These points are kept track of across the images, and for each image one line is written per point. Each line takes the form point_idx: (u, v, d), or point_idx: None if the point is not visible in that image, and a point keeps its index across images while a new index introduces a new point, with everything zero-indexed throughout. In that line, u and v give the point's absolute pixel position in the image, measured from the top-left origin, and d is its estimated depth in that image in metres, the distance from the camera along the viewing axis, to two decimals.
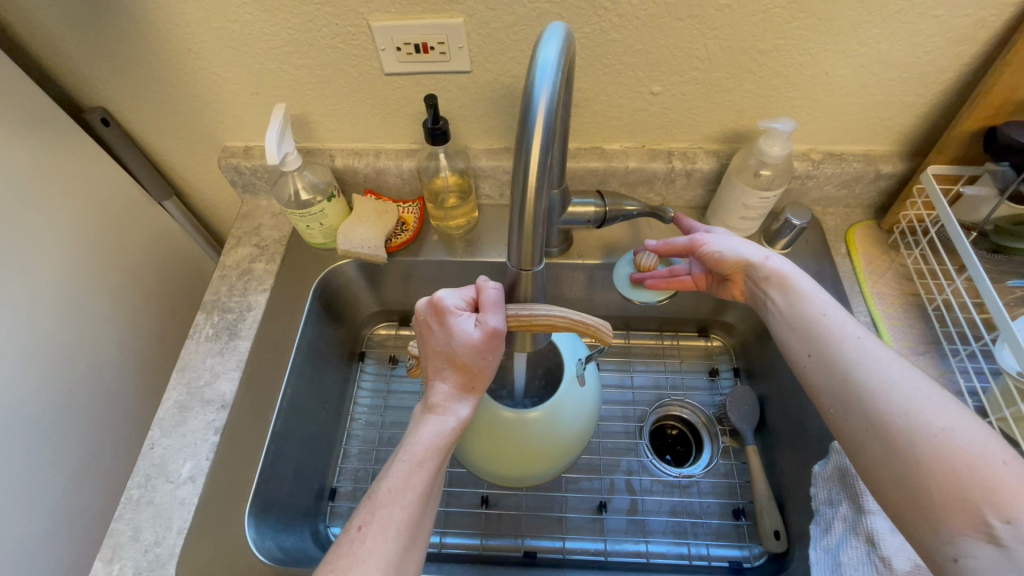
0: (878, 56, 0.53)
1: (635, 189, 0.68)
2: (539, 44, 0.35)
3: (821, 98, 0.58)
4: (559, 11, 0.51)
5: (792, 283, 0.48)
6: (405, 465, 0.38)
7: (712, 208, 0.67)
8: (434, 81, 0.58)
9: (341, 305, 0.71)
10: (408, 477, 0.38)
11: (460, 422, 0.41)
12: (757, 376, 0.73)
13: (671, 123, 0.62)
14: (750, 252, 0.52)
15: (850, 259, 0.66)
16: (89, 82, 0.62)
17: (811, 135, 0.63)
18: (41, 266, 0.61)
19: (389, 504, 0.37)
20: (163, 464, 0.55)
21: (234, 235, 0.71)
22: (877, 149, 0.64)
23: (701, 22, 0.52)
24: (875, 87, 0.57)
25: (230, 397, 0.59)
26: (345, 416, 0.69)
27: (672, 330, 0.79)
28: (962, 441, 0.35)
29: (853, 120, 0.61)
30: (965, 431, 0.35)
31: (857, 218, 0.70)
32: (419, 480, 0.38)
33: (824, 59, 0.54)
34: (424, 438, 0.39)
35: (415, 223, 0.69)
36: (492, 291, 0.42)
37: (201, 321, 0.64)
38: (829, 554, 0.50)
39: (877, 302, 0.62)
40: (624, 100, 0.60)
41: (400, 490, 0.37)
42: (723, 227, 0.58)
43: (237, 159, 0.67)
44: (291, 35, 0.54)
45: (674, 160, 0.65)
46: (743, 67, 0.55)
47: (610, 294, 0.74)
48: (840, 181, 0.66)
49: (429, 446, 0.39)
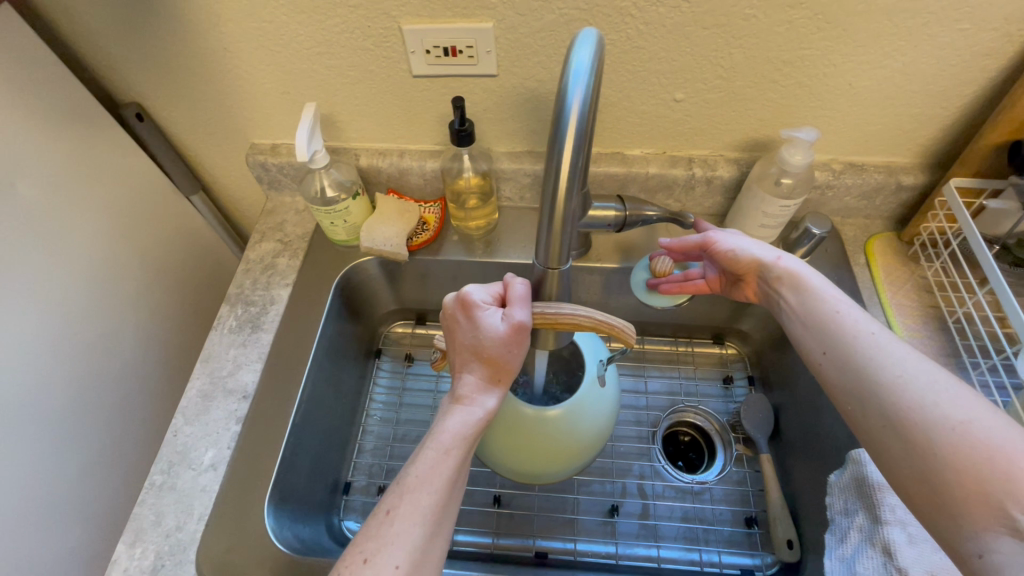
0: (902, 68, 0.54)
1: (653, 195, 0.69)
2: (572, 49, 0.35)
3: (843, 109, 0.59)
4: (587, 18, 0.52)
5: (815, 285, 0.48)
6: (432, 452, 0.38)
7: (732, 215, 0.67)
8: (461, 83, 0.59)
9: (360, 302, 0.73)
10: (436, 464, 0.38)
11: (486, 413, 0.41)
12: (772, 384, 0.73)
13: (693, 130, 0.63)
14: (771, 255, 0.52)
15: (869, 269, 0.66)
16: (125, 78, 0.63)
17: (832, 146, 0.63)
18: (72, 254, 0.63)
19: (419, 490, 0.37)
20: (186, 451, 0.56)
21: (258, 230, 0.73)
22: (898, 161, 0.64)
23: (727, 31, 0.52)
24: (898, 99, 0.57)
25: (252, 388, 0.60)
26: (360, 413, 0.70)
27: (687, 336, 0.80)
28: (981, 434, 0.35)
29: (875, 131, 0.61)
30: (984, 423, 0.35)
31: (876, 229, 0.70)
32: (447, 467, 0.38)
33: (849, 70, 0.55)
34: (451, 427, 0.40)
35: (436, 222, 0.70)
36: (519, 287, 0.42)
37: (225, 313, 0.66)
38: (844, 563, 0.50)
39: (896, 313, 0.62)
40: (647, 107, 0.61)
41: (428, 477, 0.37)
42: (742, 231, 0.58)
43: (265, 156, 0.69)
44: (323, 36, 0.56)
45: (694, 167, 0.66)
46: (767, 77, 0.56)
47: (625, 298, 0.74)
48: (860, 192, 0.66)
49: (457, 434, 0.40)
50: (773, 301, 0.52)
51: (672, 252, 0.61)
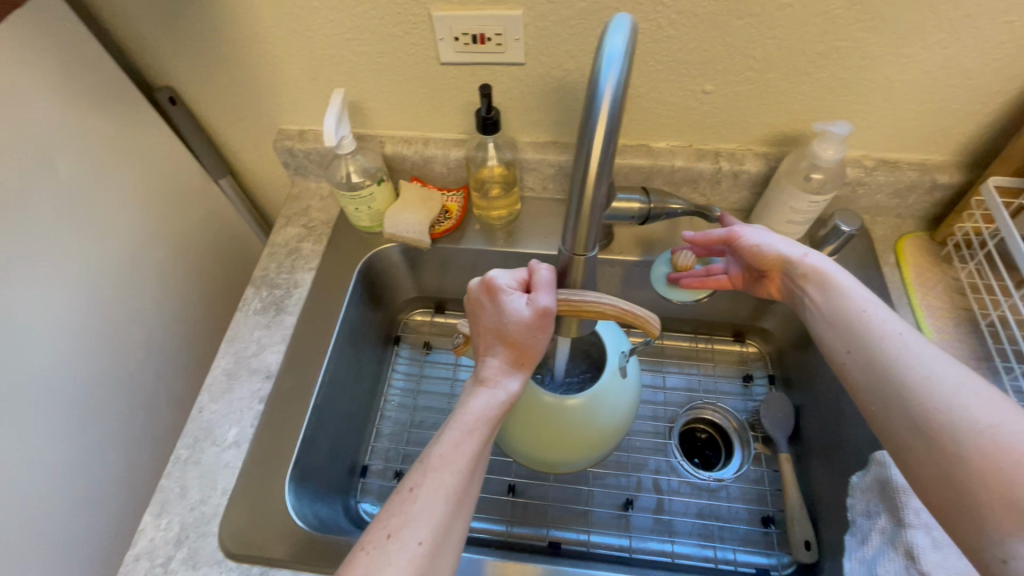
0: (941, 62, 0.52)
1: (678, 188, 0.68)
2: (605, 34, 0.35)
3: (878, 103, 0.57)
4: (618, 6, 0.52)
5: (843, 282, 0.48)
6: (455, 433, 0.39)
7: (758, 211, 0.66)
8: (488, 71, 0.59)
9: (382, 288, 0.73)
10: (459, 444, 0.38)
11: (509, 397, 0.42)
12: (793, 384, 0.72)
13: (721, 123, 0.62)
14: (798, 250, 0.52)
15: (899, 269, 0.65)
16: (159, 62, 0.65)
17: (865, 141, 0.62)
18: (107, 233, 0.64)
19: (443, 468, 0.37)
20: (211, 428, 0.58)
21: (284, 215, 0.74)
22: (933, 158, 0.63)
23: (761, 21, 0.51)
24: (936, 94, 0.55)
25: (275, 368, 0.61)
26: (378, 398, 0.71)
27: (707, 333, 0.79)
28: (1010, 438, 0.34)
29: (910, 127, 0.59)
30: (1014, 427, 0.34)
31: (908, 228, 0.68)
32: (470, 448, 0.38)
33: (885, 63, 0.53)
34: (474, 409, 0.40)
35: (459, 211, 0.70)
36: (545, 273, 0.43)
37: (251, 294, 0.67)
38: (865, 565, 0.50)
39: (926, 315, 0.61)
40: (675, 98, 0.60)
41: (451, 456, 0.37)
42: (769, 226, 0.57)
43: (292, 142, 0.70)
44: (353, 22, 0.56)
45: (721, 160, 0.65)
46: (800, 69, 0.55)
47: (646, 292, 0.74)
48: (892, 190, 0.64)
49: (480, 416, 0.40)
50: (797, 298, 0.51)
51: (695, 246, 0.60)
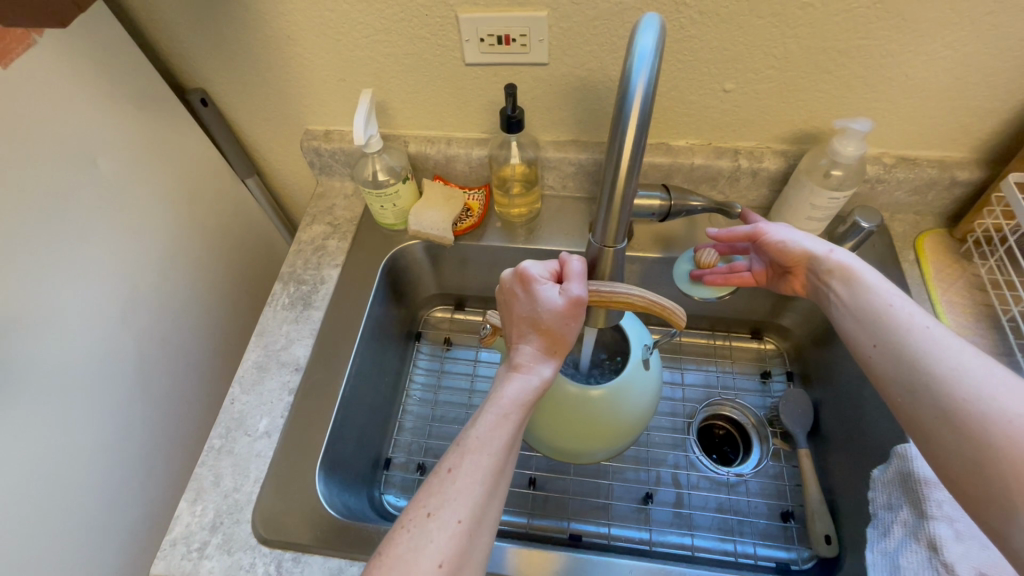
0: (961, 60, 0.53)
1: (697, 186, 0.69)
2: (635, 33, 0.36)
3: (898, 101, 0.58)
4: (641, 7, 0.53)
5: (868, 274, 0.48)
6: (492, 416, 0.40)
7: (777, 208, 0.67)
8: (512, 72, 0.61)
9: (404, 285, 0.75)
10: (495, 427, 0.39)
11: (543, 381, 0.43)
12: (812, 380, 0.72)
13: (740, 122, 0.63)
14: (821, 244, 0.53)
15: (918, 265, 0.65)
16: (193, 65, 0.67)
17: (884, 139, 0.63)
18: (144, 229, 0.66)
19: (479, 449, 0.38)
20: (242, 418, 0.59)
21: (309, 213, 0.75)
22: (953, 155, 0.63)
23: (783, 20, 0.52)
24: (956, 91, 0.56)
25: (303, 361, 0.63)
26: (401, 392, 0.72)
27: (724, 330, 0.79)
28: None
29: (929, 124, 0.60)
30: None
31: (927, 225, 0.68)
32: (505, 431, 0.39)
33: (905, 61, 0.54)
34: (509, 395, 0.41)
35: (480, 209, 0.72)
36: (577, 264, 0.44)
37: (278, 290, 0.69)
38: (887, 556, 0.50)
39: (946, 311, 0.61)
40: (695, 97, 0.61)
41: (487, 439, 0.39)
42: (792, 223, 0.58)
43: (318, 142, 0.72)
44: (382, 24, 0.58)
45: (740, 158, 0.66)
46: (820, 67, 0.56)
47: (664, 289, 0.75)
48: (911, 187, 0.65)
49: (515, 401, 0.41)
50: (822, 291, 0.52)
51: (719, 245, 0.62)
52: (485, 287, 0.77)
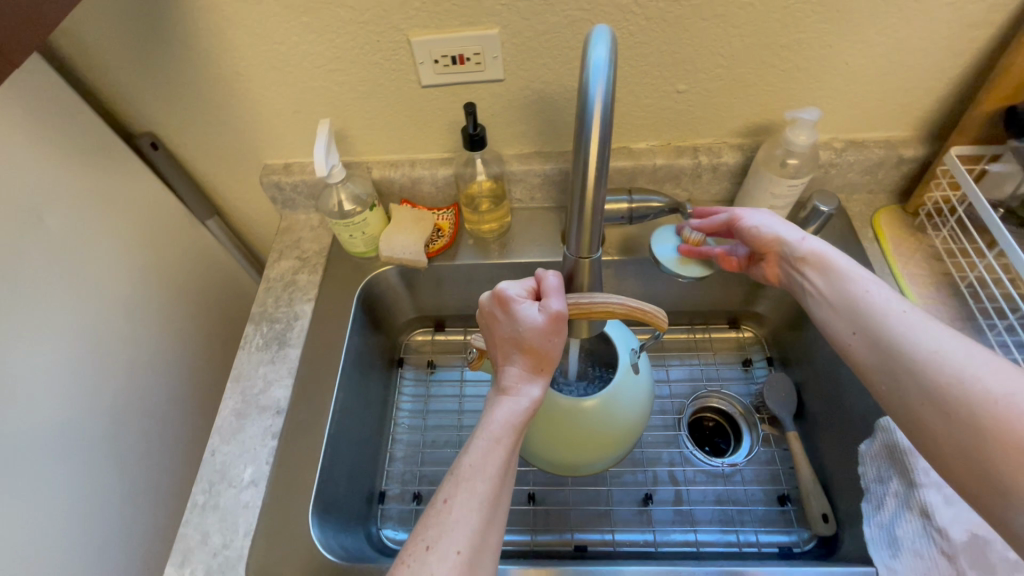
0: (894, 45, 0.56)
1: (661, 185, 0.70)
2: (588, 46, 0.37)
3: (841, 88, 0.60)
4: (589, 18, 0.54)
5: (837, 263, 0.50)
6: (483, 442, 0.39)
7: (740, 200, 0.69)
8: (469, 90, 0.61)
9: (381, 312, 0.74)
10: (488, 452, 0.39)
11: (532, 403, 0.42)
12: (792, 363, 0.74)
13: (696, 120, 0.65)
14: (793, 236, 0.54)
15: (878, 242, 0.68)
16: (139, 109, 0.65)
17: (832, 125, 0.65)
18: (103, 281, 0.64)
19: (476, 477, 0.38)
20: (226, 469, 0.57)
21: (276, 249, 0.74)
22: (897, 134, 0.66)
23: (726, 21, 0.54)
24: (893, 74, 0.59)
25: (284, 403, 0.61)
26: (389, 422, 0.71)
27: (703, 323, 0.81)
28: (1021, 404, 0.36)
29: (872, 108, 0.63)
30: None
31: (881, 203, 0.71)
32: (499, 455, 0.39)
33: (844, 50, 0.56)
34: (499, 419, 0.41)
35: (451, 229, 0.71)
36: (554, 279, 0.44)
37: (251, 332, 0.66)
38: (884, 529, 0.51)
39: (909, 283, 0.64)
40: (650, 100, 0.62)
41: (481, 464, 0.38)
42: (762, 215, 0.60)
43: (278, 176, 0.70)
44: (334, 53, 0.57)
45: (700, 155, 0.67)
46: (766, 62, 0.58)
47: (640, 288, 0.76)
48: (862, 168, 0.68)
49: (505, 424, 0.41)
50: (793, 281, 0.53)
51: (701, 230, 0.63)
52: (462, 305, 0.77)
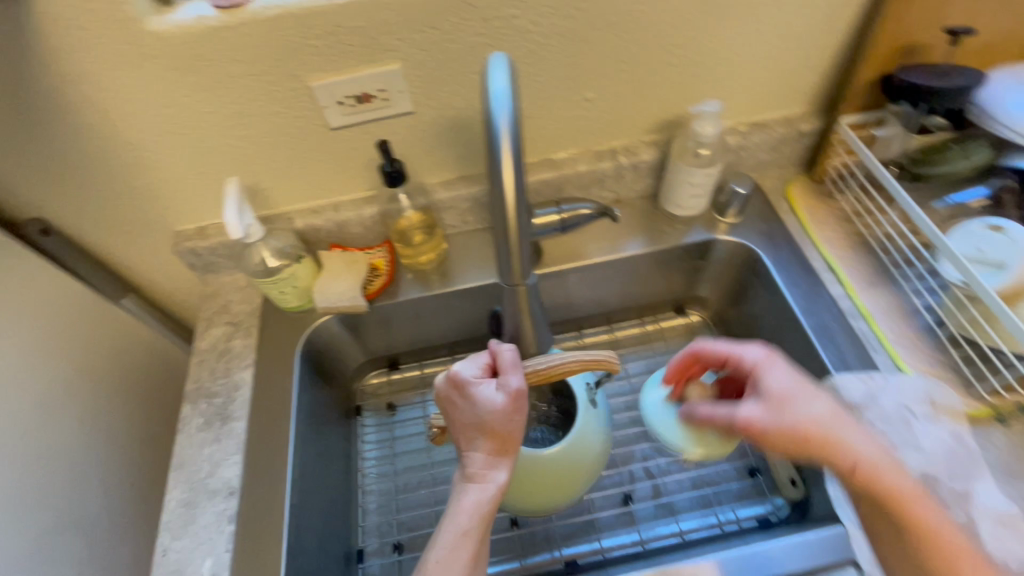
0: (775, 31, 0.59)
1: (588, 190, 0.72)
2: (488, 74, 0.37)
3: (736, 76, 0.64)
4: (488, 41, 0.54)
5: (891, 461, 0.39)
6: (450, 535, 0.41)
7: (663, 193, 0.71)
8: (380, 127, 0.60)
9: (329, 363, 0.71)
10: (455, 546, 0.40)
11: (499, 486, 0.43)
12: (738, 339, 0.77)
13: (609, 124, 0.66)
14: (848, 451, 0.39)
15: (794, 213, 0.72)
16: (21, 195, 0.59)
17: (734, 111, 0.68)
18: (17, 387, 0.58)
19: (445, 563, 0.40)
20: (182, 568, 0.52)
21: (203, 318, 0.69)
22: (794, 111, 0.70)
23: (619, 28, 0.56)
24: (779, 58, 0.63)
25: (237, 483, 0.57)
26: (356, 475, 0.68)
27: (652, 315, 0.82)
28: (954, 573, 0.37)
29: (767, 90, 0.67)
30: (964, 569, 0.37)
31: (791, 175, 0.75)
32: (467, 546, 0.40)
33: (731, 41, 0.60)
34: (466, 508, 0.42)
35: (387, 267, 0.69)
36: (510, 353, 0.46)
37: (188, 412, 0.62)
38: (845, 486, 0.54)
39: (828, 248, 0.68)
40: (562, 111, 0.63)
41: (448, 558, 0.40)
42: (778, 351, 0.46)
43: (193, 242, 0.66)
44: (230, 109, 0.55)
45: (619, 156, 0.69)
46: (663, 62, 0.60)
47: (586, 292, 0.77)
48: (768, 147, 0.71)
49: (474, 513, 0.42)
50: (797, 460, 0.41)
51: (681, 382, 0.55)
52: (421, 338, 0.75)
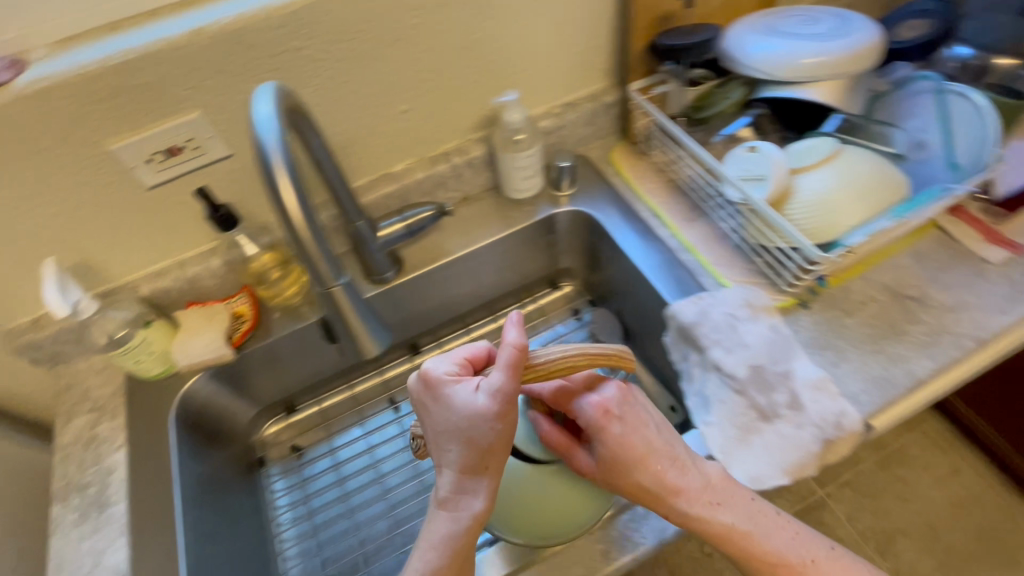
0: (550, 21, 0.67)
1: (433, 194, 0.76)
2: (255, 104, 0.42)
3: (532, 66, 0.71)
4: (283, 73, 0.57)
5: (704, 515, 0.48)
6: (423, 551, 0.44)
7: (503, 181, 0.76)
8: (201, 175, 0.60)
9: (216, 423, 0.69)
10: (427, 562, 0.44)
11: (473, 506, 0.44)
12: (606, 297, 0.84)
13: (433, 129, 0.71)
14: (663, 506, 0.48)
15: (620, 175, 0.80)
16: None
17: (544, 97, 0.75)
18: None
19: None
20: None
21: (62, 411, 0.65)
22: (598, 87, 0.78)
23: (406, 42, 0.61)
24: (564, 43, 0.70)
25: (125, 565, 0.54)
26: (270, 526, 0.68)
27: (530, 295, 0.88)
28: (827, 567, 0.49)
29: (566, 72, 0.74)
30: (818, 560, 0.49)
31: (613, 143, 0.83)
32: (438, 565, 0.44)
33: (515, 36, 0.66)
34: (437, 534, 0.44)
35: (251, 311, 0.68)
36: (509, 352, 0.43)
37: (61, 511, 0.58)
38: (700, 395, 0.61)
39: (651, 197, 0.76)
40: (383, 126, 0.67)
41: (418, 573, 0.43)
42: (635, 440, 0.48)
43: (30, 335, 0.63)
44: (29, 189, 0.53)
45: (452, 157, 0.74)
46: (460, 65, 0.65)
47: (459, 288, 0.81)
48: (585, 122, 0.79)
49: (446, 533, 0.44)
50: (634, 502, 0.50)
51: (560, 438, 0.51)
52: (317, 375, 0.76)
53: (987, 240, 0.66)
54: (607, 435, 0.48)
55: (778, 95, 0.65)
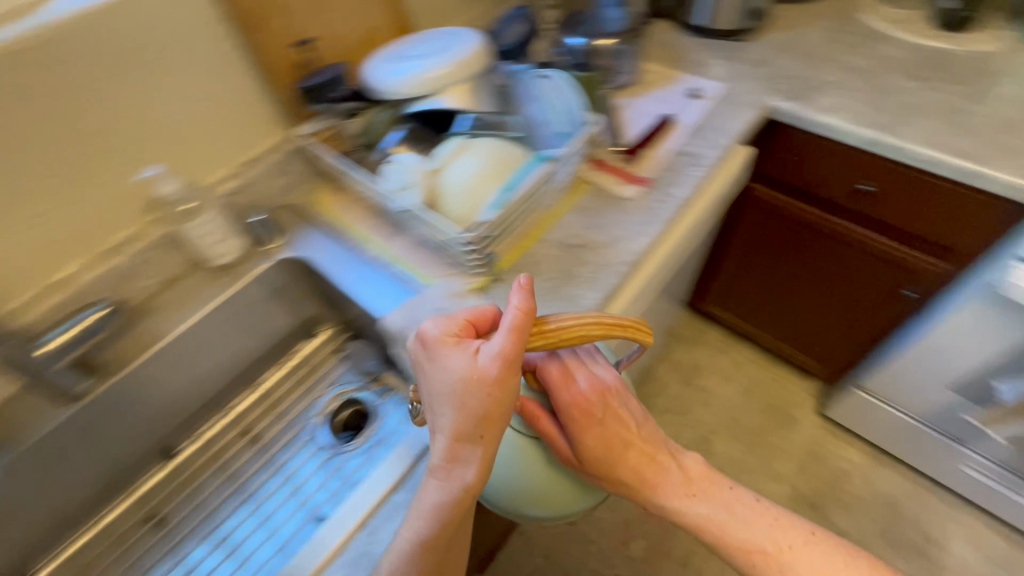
0: (179, 92, 0.68)
1: (123, 288, 0.71)
2: None
3: (183, 137, 0.71)
4: None
5: (684, 506, 0.60)
6: (415, 521, 0.48)
7: (200, 253, 0.74)
8: None
9: None
10: (415, 528, 0.48)
11: (462, 478, 0.48)
12: (357, 328, 0.85)
13: (91, 225, 0.67)
14: (644, 493, 0.60)
15: (326, 213, 0.81)
16: None
17: (216, 162, 0.76)
18: None
19: (409, 548, 0.47)
20: None
21: None
22: (275, 139, 0.81)
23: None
24: (209, 109, 0.72)
25: None
26: None
27: (288, 353, 0.87)
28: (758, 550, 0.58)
29: (229, 134, 0.75)
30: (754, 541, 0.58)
31: (315, 187, 0.84)
32: (426, 533, 0.47)
33: (143, 114, 0.66)
34: (427, 503, 0.48)
35: None
36: (512, 315, 0.48)
37: None
38: None
39: (357, 224, 0.79)
40: (17, 238, 0.61)
41: (407, 540, 0.48)
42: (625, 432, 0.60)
43: None
44: None
45: (129, 246, 0.70)
46: (86, 155, 0.63)
47: (193, 372, 0.76)
48: (275, 174, 0.81)
49: (436, 503, 0.48)
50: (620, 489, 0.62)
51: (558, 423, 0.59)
52: (34, 535, 0.67)
53: (622, 180, 0.81)
54: (592, 434, 0.58)
55: (421, 109, 0.73)
